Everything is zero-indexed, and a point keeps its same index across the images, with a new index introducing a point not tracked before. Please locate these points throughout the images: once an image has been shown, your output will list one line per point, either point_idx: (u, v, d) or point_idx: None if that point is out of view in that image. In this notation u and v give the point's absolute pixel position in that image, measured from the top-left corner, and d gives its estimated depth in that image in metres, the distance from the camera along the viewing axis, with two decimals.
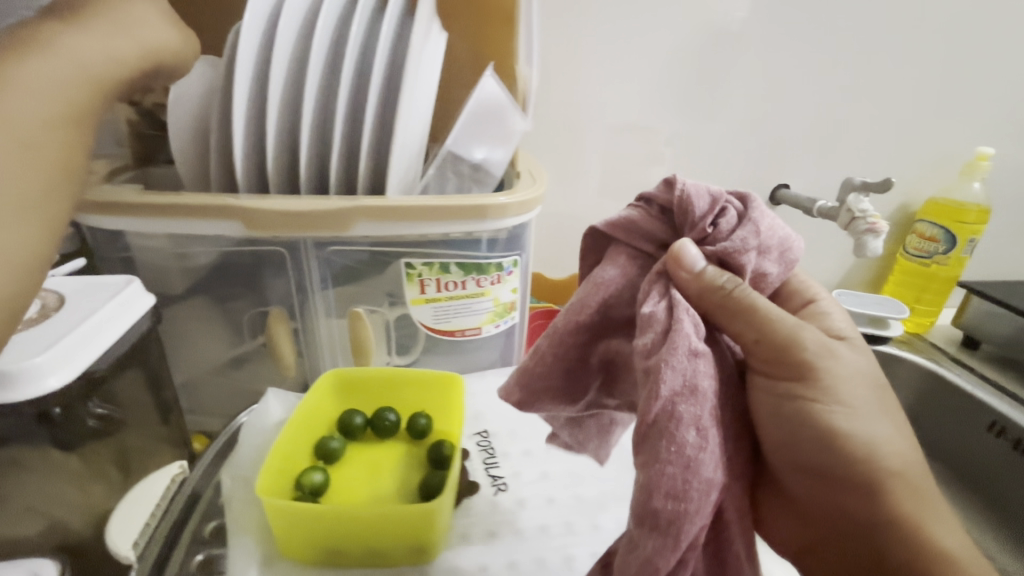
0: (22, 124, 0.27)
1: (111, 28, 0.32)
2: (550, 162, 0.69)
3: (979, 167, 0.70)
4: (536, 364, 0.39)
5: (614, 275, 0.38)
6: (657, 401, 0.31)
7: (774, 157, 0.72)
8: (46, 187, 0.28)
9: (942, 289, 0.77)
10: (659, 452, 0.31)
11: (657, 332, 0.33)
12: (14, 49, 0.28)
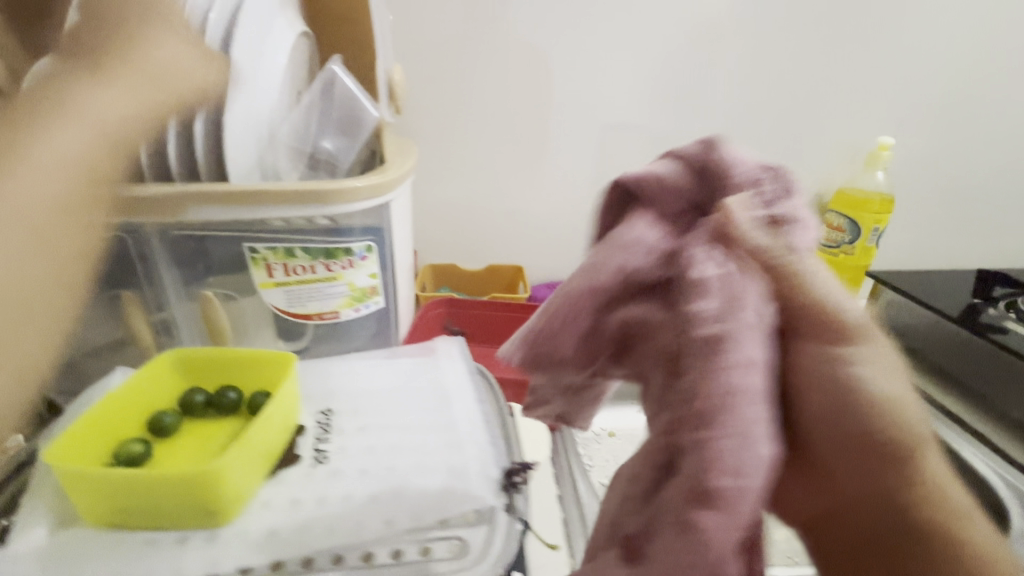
0: (34, 208, 0.31)
1: (139, 81, 0.37)
2: (504, 142, 0.82)
3: (881, 157, 0.80)
4: (544, 328, 0.30)
5: (645, 232, 0.29)
6: (713, 366, 0.24)
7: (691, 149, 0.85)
8: (48, 271, 0.32)
9: (852, 277, 0.85)
10: (712, 425, 0.23)
11: (710, 290, 0.25)
12: (41, 122, 0.33)
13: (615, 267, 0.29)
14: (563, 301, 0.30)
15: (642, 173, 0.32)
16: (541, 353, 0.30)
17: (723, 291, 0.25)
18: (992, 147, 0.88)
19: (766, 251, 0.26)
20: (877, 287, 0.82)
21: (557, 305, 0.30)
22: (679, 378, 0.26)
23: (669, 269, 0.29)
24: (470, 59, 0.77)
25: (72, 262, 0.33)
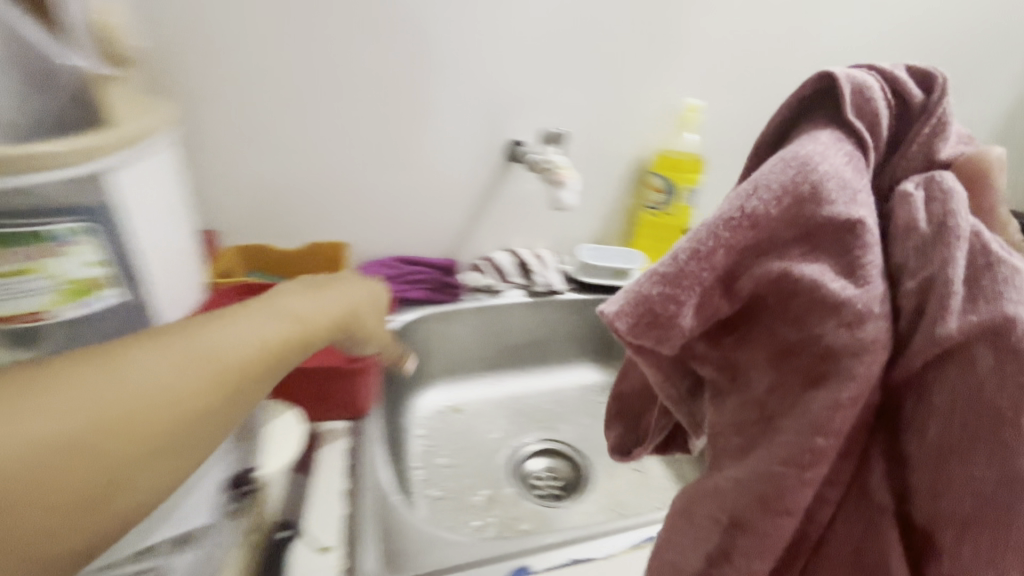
0: (191, 371, 0.33)
1: (315, 299, 0.43)
2: (276, 120, 0.74)
3: (691, 117, 0.83)
4: (693, 262, 0.36)
5: (846, 171, 0.36)
6: (844, 301, 0.33)
7: (508, 117, 0.81)
8: (171, 423, 0.31)
9: (676, 236, 0.90)
10: (846, 368, 0.33)
11: (848, 251, 0.34)
12: (252, 306, 0.39)
13: (786, 211, 0.35)
14: (688, 259, 0.36)
15: (826, 139, 0.37)
16: (647, 312, 0.36)
17: (995, 317, 0.31)
18: None
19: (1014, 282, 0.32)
20: None
21: (679, 265, 0.36)
22: (842, 378, 0.33)
23: (852, 265, 0.34)
24: (223, 29, 0.67)
25: (206, 412, 0.33)
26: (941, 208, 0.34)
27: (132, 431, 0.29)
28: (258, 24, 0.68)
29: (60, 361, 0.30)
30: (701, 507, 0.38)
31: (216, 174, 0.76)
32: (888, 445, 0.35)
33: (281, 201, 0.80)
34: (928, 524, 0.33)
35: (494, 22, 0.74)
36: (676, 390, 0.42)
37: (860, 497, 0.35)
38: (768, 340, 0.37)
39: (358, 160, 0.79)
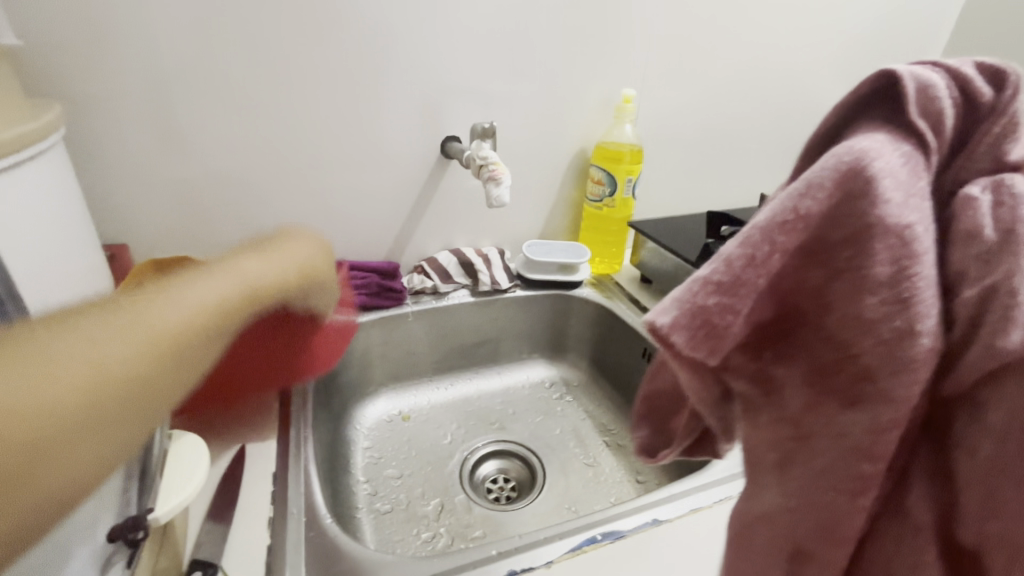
0: (154, 329, 0.34)
1: (267, 258, 0.48)
2: (187, 122, 0.68)
3: (626, 109, 0.82)
4: (717, 275, 0.29)
5: (898, 160, 0.27)
6: (880, 316, 0.27)
7: (443, 113, 0.78)
8: (143, 379, 0.32)
9: (618, 228, 0.90)
10: (887, 389, 0.27)
11: (892, 249, 0.27)
12: (200, 271, 0.41)
13: (832, 210, 0.28)
14: (740, 265, 0.29)
15: (946, 102, 0.28)
16: (704, 324, 0.29)
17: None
18: (745, 96, 0.94)
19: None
20: (639, 235, 0.87)
21: (734, 271, 0.29)
22: (882, 407, 0.27)
23: (898, 274, 0.27)
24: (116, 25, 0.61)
25: (175, 362, 0.34)
26: (1008, 215, 0.27)
27: (93, 387, 0.29)
28: (157, 14, 0.61)
29: (51, 324, 0.32)
30: (756, 535, 0.33)
31: (117, 185, 0.69)
32: (935, 462, 0.28)
33: (198, 209, 0.74)
34: (972, 551, 0.27)
35: (421, 15, 0.71)
36: (710, 393, 0.33)
37: (889, 517, 0.29)
38: (807, 355, 0.30)
39: (282, 162, 0.74)
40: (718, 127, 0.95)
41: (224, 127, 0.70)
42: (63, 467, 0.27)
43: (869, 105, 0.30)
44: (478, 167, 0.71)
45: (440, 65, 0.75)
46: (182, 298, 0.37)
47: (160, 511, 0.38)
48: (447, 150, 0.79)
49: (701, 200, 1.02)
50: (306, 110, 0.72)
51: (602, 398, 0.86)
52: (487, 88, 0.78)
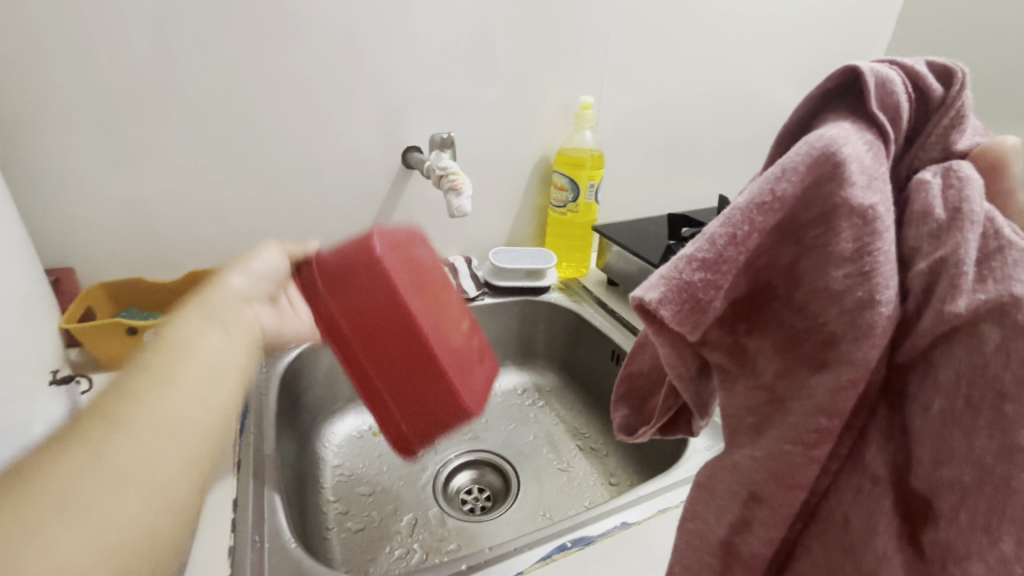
0: (185, 407, 0.31)
1: (228, 304, 0.41)
2: (138, 142, 0.67)
3: (585, 116, 0.83)
4: (702, 249, 0.30)
5: (860, 150, 0.29)
6: (843, 285, 0.28)
7: (402, 124, 0.78)
8: (190, 450, 0.30)
9: (583, 233, 0.91)
10: (852, 353, 0.28)
11: (856, 226, 0.28)
12: (182, 337, 0.35)
13: (806, 190, 0.29)
14: (724, 243, 0.30)
15: (901, 97, 0.31)
16: (690, 300, 0.30)
17: (1000, 295, 0.26)
18: (700, 101, 0.96)
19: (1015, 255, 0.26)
20: (604, 239, 0.88)
21: (718, 249, 0.30)
22: (846, 368, 0.28)
23: (859, 247, 0.28)
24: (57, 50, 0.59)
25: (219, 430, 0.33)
26: (956, 195, 0.28)
27: (152, 470, 0.28)
28: (98, 37, 0.60)
29: (66, 443, 0.27)
30: (721, 481, 0.33)
31: (66, 209, 0.67)
32: (892, 421, 0.29)
33: (153, 231, 0.72)
34: (922, 500, 0.27)
35: (376, 30, 0.71)
36: (689, 367, 0.34)
37: (846, 476, 0.30)
38: (778, 326, 0.31)
39: (238, 179, 0.73)
40: (676, 131, 0.97)
41: (176, 147, 0.68)
42: (128, 525, 0.26)
43: (835, 99, 0.33)
44: (438, 177, 0.71)
45: (398, 75, 0.74)
46: (169, 390, 0.31)
47: None
48: (408, 160, 0.79)
49: (663, 202, 1.04)
50: (261, 124, 0.71)
51: (573, 402, 0.86)
52: (446, 98, 0.78)
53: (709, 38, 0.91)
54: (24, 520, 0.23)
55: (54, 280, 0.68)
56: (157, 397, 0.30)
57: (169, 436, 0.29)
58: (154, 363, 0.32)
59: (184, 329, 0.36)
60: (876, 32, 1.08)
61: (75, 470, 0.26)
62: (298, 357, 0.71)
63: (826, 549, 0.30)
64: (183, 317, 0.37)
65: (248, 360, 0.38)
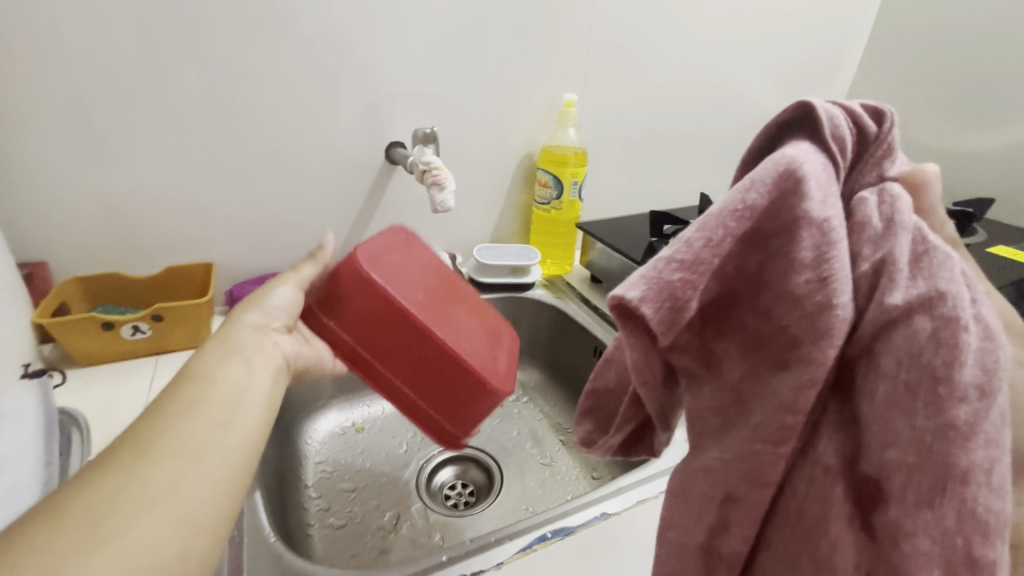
0: (213, 434, 0.36)
1: (249, 337, 0.46)
2: (115, 136, 0.66)
3: (569, 113, 0.83)
4: (682, 252, 0.29)
5: (818, 163, 0.29)
6: (805, 286, 0.28)
7: (386, 119, 0.78)
8: (215, 473, 0.34)
9: (567, 231, 0.92)
10: (811, 353, 0.28)
11: (816, 234, 0.28)
12: (211, 373, 0.40)
13: (770, 200, 0.29)
14: (701, 246, 0.29)
15: (845, 130, 0.32)
16: (670, 301, 0.29)
17: (928, 291, 0.27)
18: (682, 100, 0.98)
19: (936, 258, 0.28)
20: (588, 237, 0.89)
21: (695, 251, 0.29)
22: (806, 369, 0.28)
23: (818, 255, 0.28)
24: (30, 42, 0.58)
25: (244, 454, 0.37)
26: (889, 208, 0.29)
27: (181, 489, 0.32)
28: (72, 30, 0.59)
29: (115, 468, 0.32)
30: (694, 486, 0.33)
31: (40, 204, 0.66)
32: (842, 413, 0.29)
33: (129, 226, 0.71)
34: (873, 484, 0.27)
35: (359, 23, 0.70)
36: (656, 375, 0.33)
37: (801, 468, 0.30)
38: (740, 331, 0.31)
39: (218, 173, 0.72)
40: (659, 129, 0.98)
41: (153, 142, 0.68)
42: (156, 541, 0.30)
43: (787, 126, 0.33)
44: (422, 172, 0.71)
45: (382, 70, 0.74)
46: (198, 420, 0.36)
47: None
48: (392, 156, 0.78)
49: (645, 200, 1.05)
50: (242, 118, 0.70)
51: (556, 398, 0.87)
52: (429, 93, 0.78)
53: (691, 37, 0.92)
54: (79, 534, 0.28)
55: (26, 274, 0.66)
56: (178, 431, 0.35)
57: (186, 464, 0.33)
58: (180, 404, 0.36)
59: (210, 371, 0.40)
60: (855, 34, 1.10)
61: (107, 499, 0.30)
62: None
63: (787, 541, 0.30)
64: (206, 361, 0.41)
65: (270, 388, 0.43)
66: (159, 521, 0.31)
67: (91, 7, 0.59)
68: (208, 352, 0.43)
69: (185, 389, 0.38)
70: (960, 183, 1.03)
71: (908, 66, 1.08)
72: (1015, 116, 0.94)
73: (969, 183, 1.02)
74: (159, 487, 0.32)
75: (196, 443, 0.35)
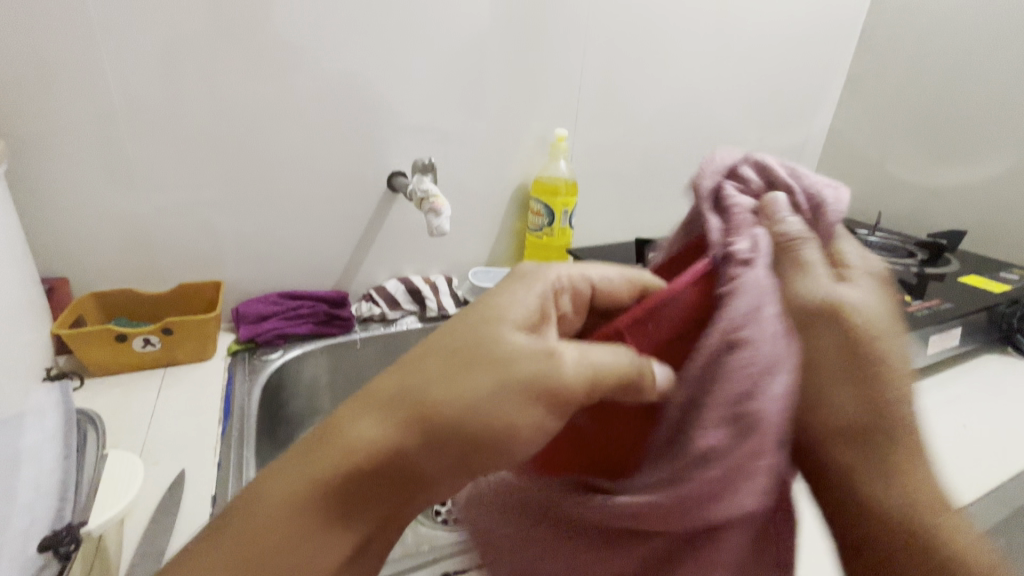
0: (292, 484, 0.32)
1: (444, 365, 0.34)
2: (133, 163, 0.71)
3: (559, 146, 0.89)
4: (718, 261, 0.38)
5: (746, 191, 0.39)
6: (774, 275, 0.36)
7: (389, 151, 0.83)
8: (303, 531, 0.31)
9: (559, 256, 0.96)
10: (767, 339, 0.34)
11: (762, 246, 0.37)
12: (341, 421, 0.34)
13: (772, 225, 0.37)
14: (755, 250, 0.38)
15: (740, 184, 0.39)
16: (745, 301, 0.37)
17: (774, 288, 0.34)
18: (668, 136, 1.03)
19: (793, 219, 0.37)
20: (579, 262, 0.93)
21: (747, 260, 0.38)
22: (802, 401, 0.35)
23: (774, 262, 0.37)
24: (59, 77, 0.64)
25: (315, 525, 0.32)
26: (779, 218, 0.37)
27: (272, 535, 0.31)
28: (97, 67, 0.65)
29: (239, 508, 0.32)
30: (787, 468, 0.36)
31: (62, 224, 0.71)
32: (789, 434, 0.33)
33: (142, 246, 0.76)
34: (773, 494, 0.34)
35: (363, 65, 0.77)
36: None
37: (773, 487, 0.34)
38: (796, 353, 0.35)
39: (227, 199, 0.77)
40: (647, 161, 1.04)
41: (169, 169, 0.73)
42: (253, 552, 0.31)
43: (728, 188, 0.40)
44: (420, 199, 0.76)
45: (385, 104, 0.80)
46: (299, 468, 0.32)
47: (93, 527, 0.40)
48: (394, 184, 0.83)
49: (634, 229, 1.10)
50: (255, 145, 0.76)
51: None
52: (429, 126, 0.84)
53: (674, 78, 0.98)
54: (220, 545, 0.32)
55: (48, 289, 0.71)
56: (274, 497, 0.32)
57: (324, 515, 0.32)
58: (396, 391, 0.34)
59: (406, 401, 0.33)
60: (830, 78, 1.17)
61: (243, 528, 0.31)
62: (281, 365, 0.75)
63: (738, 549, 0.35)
64: (416, 368, 0.34)
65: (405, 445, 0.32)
66: (276, 552, 0.31)
67: (117, 46, 0.65)
68: (429, 364, 0.34)
69: (319, 437, 0.33)
70: (934, 213, 1.09)
71: (885, 102, 1.14)
72: (983, 154, 1.00)
73: (945, 213, 1.07)
74: (379, 474, 0.32)
75: (284, 494, 0.32)
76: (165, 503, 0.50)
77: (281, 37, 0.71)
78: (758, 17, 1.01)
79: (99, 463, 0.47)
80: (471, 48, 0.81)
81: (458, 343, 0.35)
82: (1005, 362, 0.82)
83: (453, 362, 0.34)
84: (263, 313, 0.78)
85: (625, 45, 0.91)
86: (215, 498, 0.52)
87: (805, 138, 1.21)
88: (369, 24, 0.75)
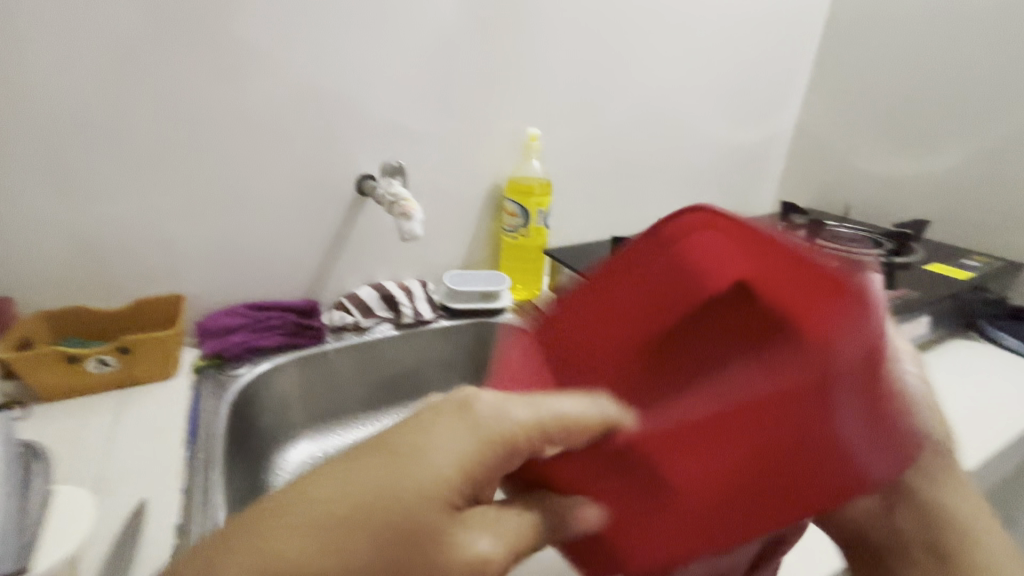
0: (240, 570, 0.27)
1: (428, 505, 0.29)
2: (83, 169, 0.67)
3: (532, 146, 0.87)
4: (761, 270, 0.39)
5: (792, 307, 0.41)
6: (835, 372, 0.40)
7: (357, 154, 0.80)
8: None
9: (535, 258, 0.95)
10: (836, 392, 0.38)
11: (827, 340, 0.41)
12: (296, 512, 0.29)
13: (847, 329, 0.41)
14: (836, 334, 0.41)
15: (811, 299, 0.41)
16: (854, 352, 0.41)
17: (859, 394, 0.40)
18: (641, 132, 1.03)
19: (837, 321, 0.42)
20: (555, 263, 0.92)
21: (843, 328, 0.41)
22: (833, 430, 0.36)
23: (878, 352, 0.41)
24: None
25: None
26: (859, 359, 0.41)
27: None
28: (39, 67, 0.61)
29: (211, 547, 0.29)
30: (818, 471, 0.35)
31: (7, 237, 0.66)
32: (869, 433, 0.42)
33: (95, 257, 0.71)
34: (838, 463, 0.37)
35: (325, 65, 0.74)
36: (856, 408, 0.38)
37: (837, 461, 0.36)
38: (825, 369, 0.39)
39: (186, 206, 0.73)
40: (620, 158, 1.03)
41: (122, 175, 0.69)
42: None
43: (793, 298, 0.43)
44: (391, 203, 0.74)
45: (351, 105, 0.77)
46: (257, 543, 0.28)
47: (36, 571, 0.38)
48: (363, 188, 0.81)
49: (610, 227, 1.09)
50: (216, 149, 0.72)
51: None
52: (398, 126, 0.81)
53: (645, 73, 0.98)
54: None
55: None
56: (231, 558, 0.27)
57: None
58: (323, 532, 0.28)
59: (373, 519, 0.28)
60: (797, 72, 1.18)
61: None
62: (250, 381, 0.71)
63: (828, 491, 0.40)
64: (384, 482, 0.29)
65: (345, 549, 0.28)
66: None
67: (58, 45, 0.61)
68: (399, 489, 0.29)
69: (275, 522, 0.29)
70: (900, 205, 1.11)
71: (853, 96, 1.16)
72: (943, 146, 1.03)
73: (910, 205, 1.10)
74: None
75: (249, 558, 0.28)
76: (125, 534, 0.48)
77: (238, 35, 0.68)
78: (726, 11, 1.01)
79: (48, 501, 0.44)
80: (438, 46, 0.79)
81: (358, 494, 0.29)
82: (971, 348, 0.84)
83: (413, 531, 0.29)
84: (228, 325, 0.75)
85: (595, 41, 0.90)
86: (179, 527, 0.49)
87: (774, 132, 1.22)
88: (331, 22, 0.72)
